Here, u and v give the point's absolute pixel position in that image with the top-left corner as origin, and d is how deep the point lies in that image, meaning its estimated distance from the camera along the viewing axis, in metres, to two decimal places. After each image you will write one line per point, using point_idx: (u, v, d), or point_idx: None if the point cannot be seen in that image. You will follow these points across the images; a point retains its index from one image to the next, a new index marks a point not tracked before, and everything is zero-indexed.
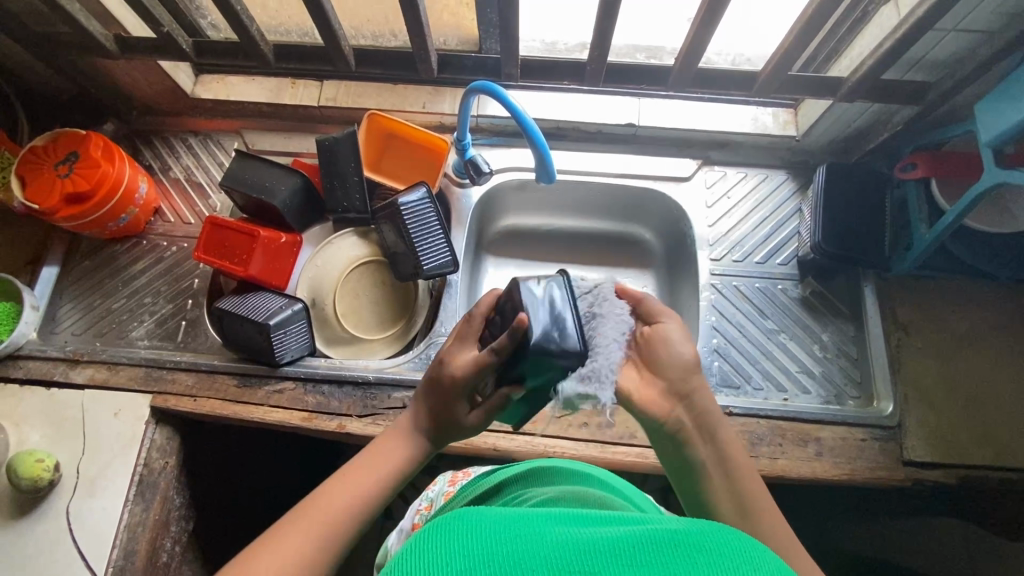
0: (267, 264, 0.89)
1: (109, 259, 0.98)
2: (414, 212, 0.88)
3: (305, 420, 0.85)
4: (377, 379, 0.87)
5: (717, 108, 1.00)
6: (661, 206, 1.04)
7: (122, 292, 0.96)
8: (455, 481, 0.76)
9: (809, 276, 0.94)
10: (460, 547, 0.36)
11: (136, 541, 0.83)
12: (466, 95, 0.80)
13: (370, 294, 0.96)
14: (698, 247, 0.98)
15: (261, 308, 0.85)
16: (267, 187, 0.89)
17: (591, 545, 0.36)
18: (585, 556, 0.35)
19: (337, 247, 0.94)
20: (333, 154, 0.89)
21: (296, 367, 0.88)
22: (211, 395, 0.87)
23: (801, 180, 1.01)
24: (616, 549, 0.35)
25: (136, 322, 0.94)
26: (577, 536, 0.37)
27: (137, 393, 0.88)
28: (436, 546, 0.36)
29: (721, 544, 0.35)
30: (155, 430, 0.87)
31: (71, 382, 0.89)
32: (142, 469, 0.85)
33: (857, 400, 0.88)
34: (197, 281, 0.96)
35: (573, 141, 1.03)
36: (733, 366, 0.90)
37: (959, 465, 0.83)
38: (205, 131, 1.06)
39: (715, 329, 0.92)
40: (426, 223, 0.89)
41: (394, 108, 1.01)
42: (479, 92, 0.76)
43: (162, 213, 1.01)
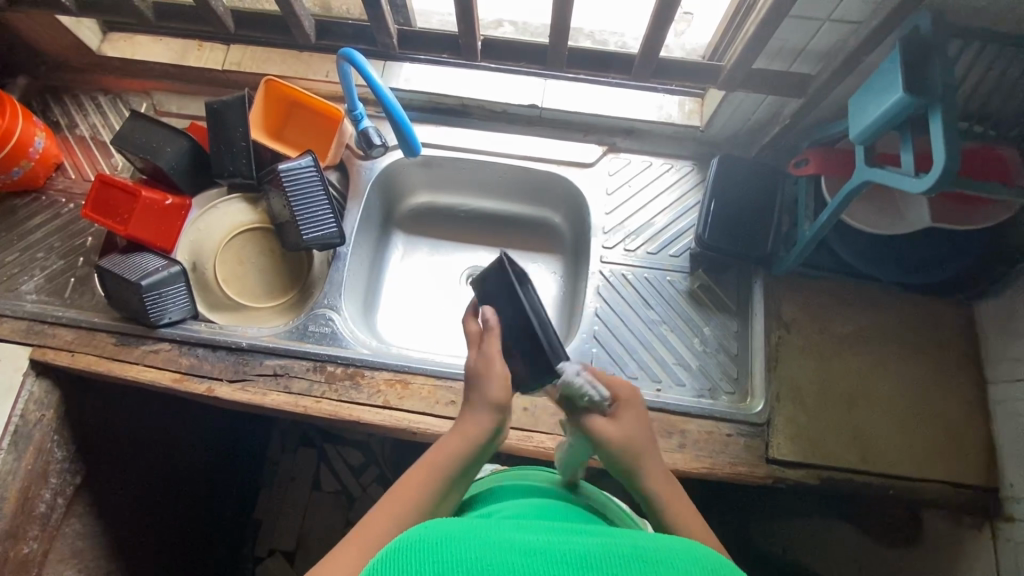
0: (151, 226, 0.89)
1: (7, 212, 0.98)
2: (296, 180, 0.88)
3: (177, 381, 0.86)
4: (251, 345, 0.87)
5: (622, 94, 0.98)
6: (565, 190, 1.03)
7: (15, 245, 0.96)
8: None
9: (699, 269, 0.93)
10: (430, 557, 0.37)
11: (6, 488, 0.85)
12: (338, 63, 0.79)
13: (257, 262, 0.96)
14: (593, 234, 0.96)
15: (138, 269, 0.85)
16: (154, 148, 0.89)
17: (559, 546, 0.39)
18: (547, 564, 0.37)
19: (226, 213, 0.94)
20: (221, 118, 0.89)
21: (175, 329, 0.89)
22: (89, 351, 0.88)
23: (704, 171, 0.99)
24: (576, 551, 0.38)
25: (26, 276, 0.94)
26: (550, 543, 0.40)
27: (17, 345, 0.89)
28: (410, 552, 0.38)
29: (681, 564, 0.37)
30: (33, 382, 0.89)
31: None
32: (18, 419, 0.87)
33: (730, 395, 0.87)
34: (90, 240, 0.97)
35: (479, 119, 1.02)
36: (611, 354, 0.89)
37: (822, 467, 0.82)
38: (115, 90, 1.05)
39: (597, 317, 0.91)
40: (309, 193, 0.89)
41: (297, 76, 1.00)
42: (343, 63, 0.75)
43: (64, 170, 1.01)
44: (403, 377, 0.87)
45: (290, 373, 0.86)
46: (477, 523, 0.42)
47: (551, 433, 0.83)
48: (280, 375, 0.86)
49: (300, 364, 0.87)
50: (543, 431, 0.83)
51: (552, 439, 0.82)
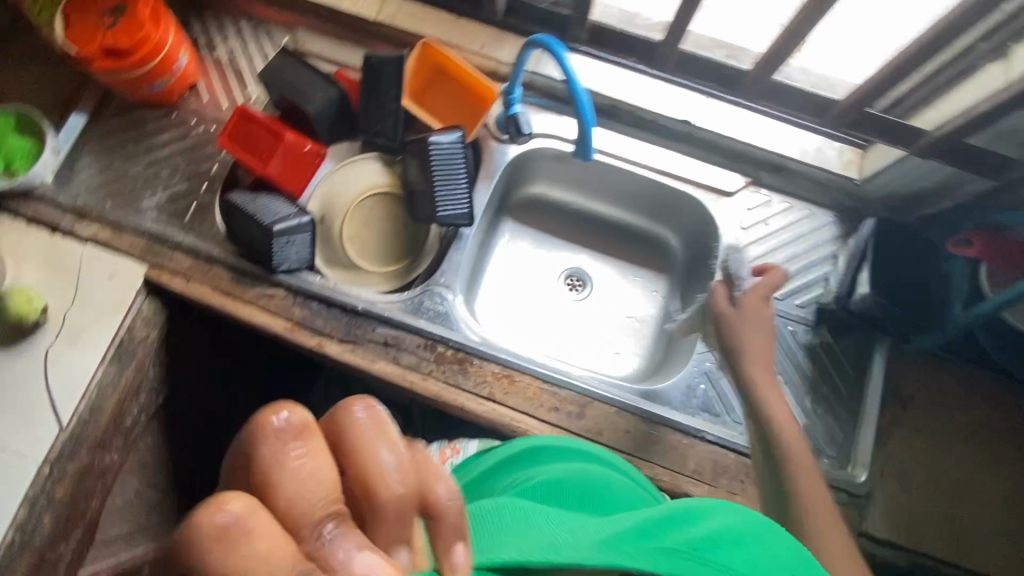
0: (287, 170, 0.87)
1: (136, 122, 0.97)
2: (440, 152, 0.86)
3: (288, 330, 0.85)
4: (366, 310, 0.87)
5: (781, 128, 0.94)
6: (695, 214, 0.99)
7: (141, 159, 0.95)
8: (444, 458, 0.84)
9: (823, 326, 0.90)
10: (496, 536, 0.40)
11: (104, 400, 0.86)
12: (525, 45, 0.75)
13: (380, 225, 0.93)
14: (721, 266, 0.94)
15: (270, 211, 0.84)
16: (303, 91, 0.86)
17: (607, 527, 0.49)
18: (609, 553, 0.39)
19: (360, 171, 0.91)
20: (377, 74, 0.86)
21: (292, 278, 0.88)
22: (204, 282, 0.87)
23: (847, 227, 0.94)
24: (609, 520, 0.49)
25: (149, 192, 0.93)
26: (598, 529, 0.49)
27: (134, 261, 0.89)
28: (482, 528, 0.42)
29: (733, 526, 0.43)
30: (143, 301, 0.89)
31: (76, 235, 0.90)
32: (124, 334, 0.87)
33: (831, 460, 0.86)
34: (215, 168, 0.95)
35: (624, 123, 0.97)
36: (719, 394, 0.88)
37: (914, 551, 0.81)
38: (259, 18, 1.02)
39: (710, 353, 0.89)
40: (450, 169, 0.86)
41: (451, 42, 0.96)
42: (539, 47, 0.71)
43: (197, 90, 0.99)
44: (511, 373, 0.86)
45: (401, 346, 0.86)
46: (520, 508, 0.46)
47: (650, 462, 0.82)
48: (390, 345, 0.86)
49: (412, 339, 0.86)
50: (643, 458, 0.82)
51: (651, 469, 0.81)
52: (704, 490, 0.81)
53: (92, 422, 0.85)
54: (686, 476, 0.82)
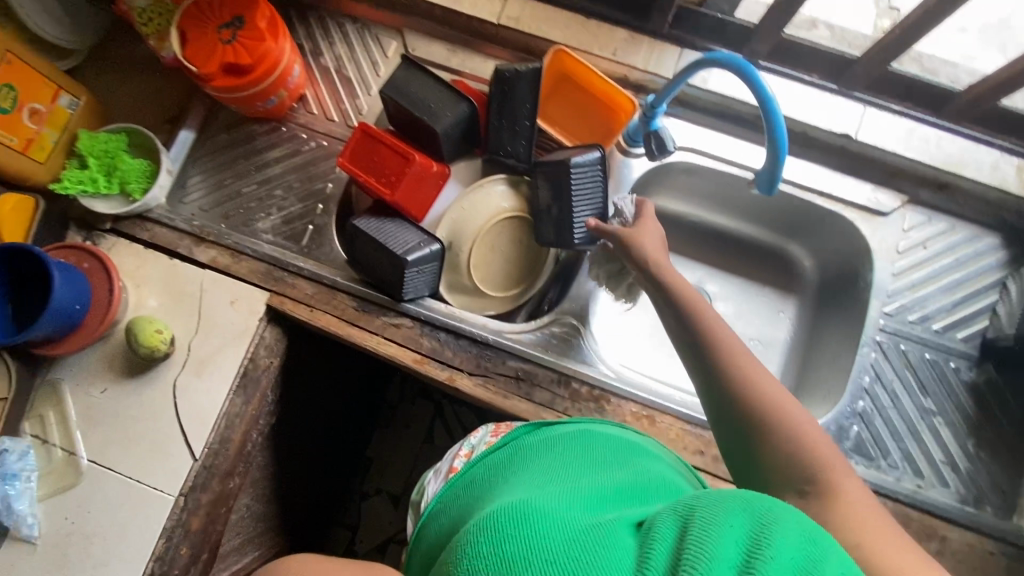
0: (413, 193, 0.83)
1: (245, 138, 0.92)
2: (582, 171, 0.79)
3: (417, 363, 0.82)
4: (496, 342, 0.83)
5: (947, 141, 0.86)
6: (840, 234, 0.90)
7: (254, 177, 0.91)
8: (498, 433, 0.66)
9: (989, 362, 0.83)
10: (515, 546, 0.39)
11: (232, 429, 0.84)
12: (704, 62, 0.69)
13: (506, 250, 0.88)
14: (874, 294, 0.86)
15: (400, 239, 0.80)
16: (432, 108, 0.80)
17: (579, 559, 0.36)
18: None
19: (487, 193, 0.86)
20: (511, 88, 0.80)
21: (418, 307, 0.84)
22: (328, 310, 0.84)
23: (1016, 250, 0.86)
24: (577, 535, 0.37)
25: (263, 214, 0.90)
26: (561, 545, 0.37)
27: (256, 287, 0.86)
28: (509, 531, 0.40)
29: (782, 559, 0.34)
30: (265, 329, 0.85)
31: (195, 260, 0.87)
32: (249, 363, 0.84)
33: (997, 509, 0.80)
34: (330, 186, 0.90)
35: None
36: (874, 436, 0.81)
37: None
38: (366, 21, 0.95)
39: (865, 392, 0.83)
40: (589, 188, 0.80)
41: (580, 47, 0.89)
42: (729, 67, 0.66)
43: (306, 102, 0.94)
44: (650, 411, 0.80)
45: (534, 380, 0.82)
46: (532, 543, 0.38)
47: None
48: (523, 380, 0.82)
49: (545, 373, 0.82)
50: None
51: None
52: None
53: (222, 453, 0.84)
54: None
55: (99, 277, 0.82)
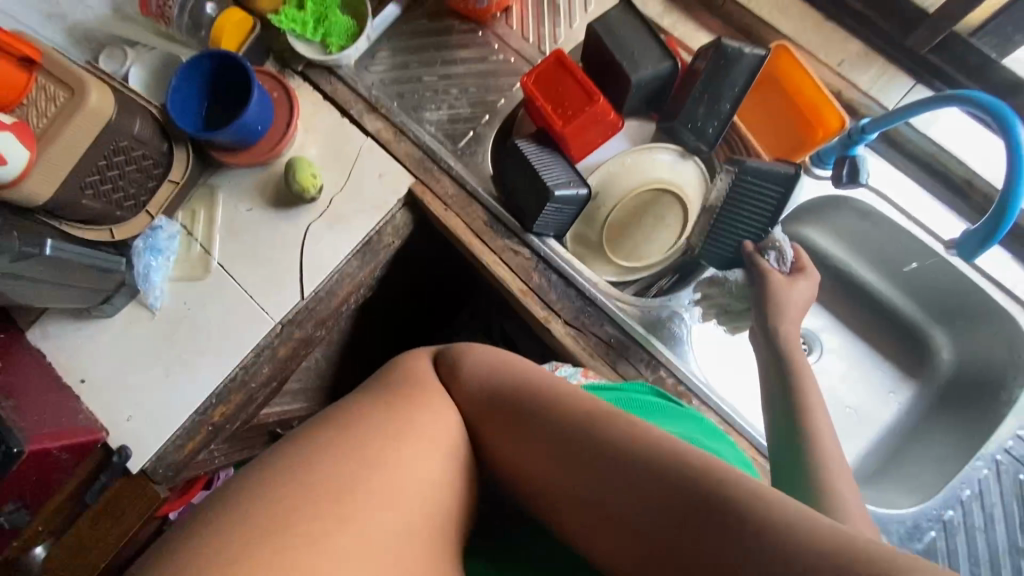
0: (580, 133, 0.83)
1: (443, 30, 0.95)
2: (764, 174, 0.77)
3: (522, 293, 0.84)
4: (602, 303, 0.83)
5: None
6: (1001, 338, 0.82)
7: (437, 69, 0.94)
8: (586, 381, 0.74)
9: None
10: None
11: (339, 286, 0.91)
12: (951, 98, 0.64)
13: (645, 221, 0.87)
14: (1013, 413, 0.78)
15: (552, 172, 0.81)
16: (634, 57, 0.79)
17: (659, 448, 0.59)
18: None
19: (652, 158, 0.85)
20: (726, 67, 0.76)
21: (541, 242, 0.85)
22: (460, 214, 0.87)
23: None
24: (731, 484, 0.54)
25: (433, 106, 0.93)
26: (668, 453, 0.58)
27: (404, 169, 0.90)
28: None
29: None
30: (399, 210, 0.90)
31: (361, 125, 0.92)
32: (375, 234, 0.90)
33: None
34: (502, 102, 0.92)
35: (968, 207, 0.81)
36: (950, 551, 0.75)
37: None
38: None
39: (959, 503, 0.76)
40: (766, 194, 0.78)
41: (804, 46, 0.83)
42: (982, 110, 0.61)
43: (509, 15, 0.95)
44: (726, 426, 0.79)
45: (624, 353, 0.82)
46: None
47: None
48: (613, 348, 0.82)
49: (638, 351, 0.82)
50: None
51: None
52: None
53: (324, 302, 0.91)
54: None
55: (282, 108, 0.90)
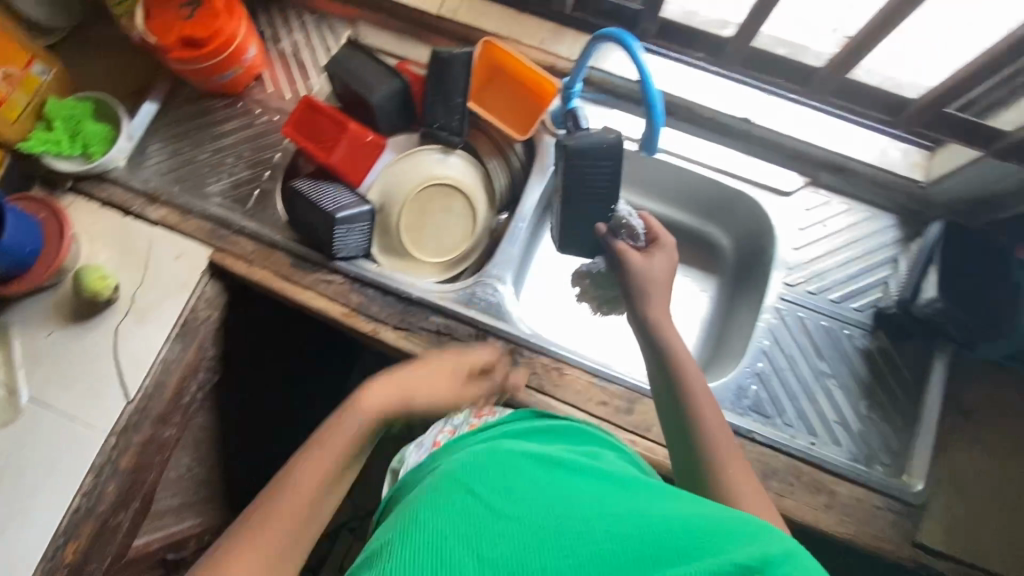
0: (347, 159, 0.90)
1: (204, 111, 1.00)
2: (589, 154, 0.84)
3: (346, 316, 0.87)
4: (420, 298, 0.88)
5: (843, 128, 0.92)
6: (750, 215, 0.98)
7: (209, 146, 0.99)
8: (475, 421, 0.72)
9: (881, 330, 0.89)
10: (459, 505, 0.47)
11: (167, 375, 0.89)
12: (593, 39, 0.76)
13: (436, 215, 0.95)
14: (775, 267, 0.92)
15: (332, 200, 0.86)
16: (367, 83, 0.88)
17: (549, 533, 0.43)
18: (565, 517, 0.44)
19: (420, 161, 0.94)
20: (445, 69, 0.88)
21: (350, 265, 0.90)
22: (265, 267, 0.90)
23: (908, 231, 0.92)
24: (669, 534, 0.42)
25: (214, 179, 0.97)
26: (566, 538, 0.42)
27: (200, 243, 0.92)
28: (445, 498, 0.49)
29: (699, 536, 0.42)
30: (207, 283, 0.92)
31: (146, 217, 0.94)
32: (189, 314, 0.90)
33: (886, 467, 0.84)
34: (277, 156, 0.98)
35: (682, 121, 0.96)
36: (770, 396, 0.87)
37: (971, 565, 0.79)
38: (321, 11, 1.04)
39: (763, 354, 0.89)
40: (600, 172, 0.85)
41: (510, 37, 0.97)
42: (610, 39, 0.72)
43: (262, 81, 1.02)
44: (560, 365, 0.86)
45: (453, 334, 0.87)
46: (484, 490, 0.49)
47: None
48: (443, 334, 0.87)
49: (465, 328, 0.87)
50: None
51: None
52: None
53: (156, 396, 0.88)
54: None
55: (52, 223, 0.89)
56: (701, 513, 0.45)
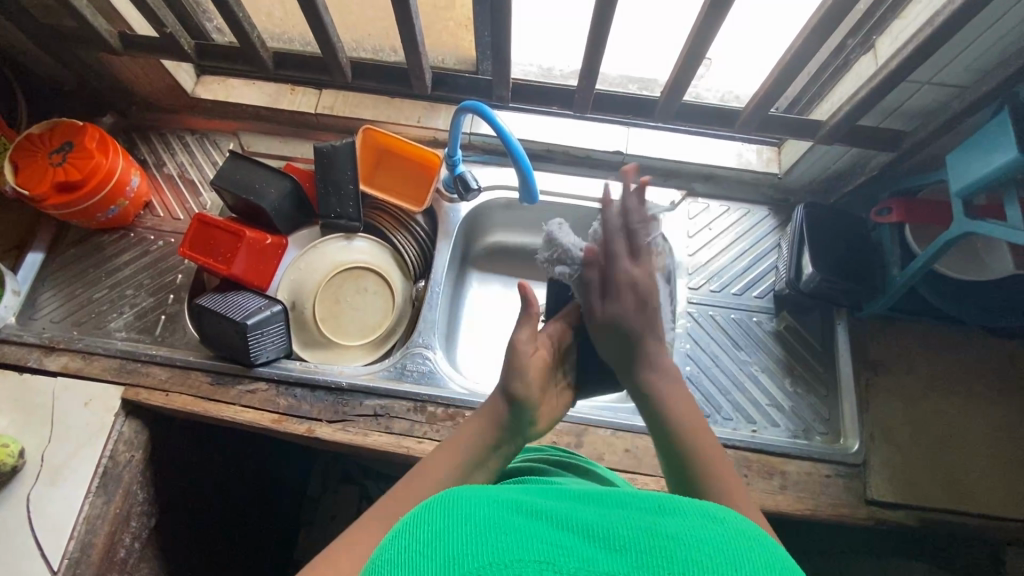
0: (251, 265, 0.90)
1: (95, 249, 0.98)
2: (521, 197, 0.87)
3: (276, 421, 0.85)
4: (350, 385, 0.87)
5: (702, 141, 1.03)
6: None
7: (105, 282, 0.96)
8: None
9: (783, 310, 0.96)
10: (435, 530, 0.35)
11: (94, 533, 0.82)
12: (456, 113, 0.84)
13: (350, 300, 0.97)
14: (677, 275, 1.00)
15: (240, 308, 0.85)
16: (257, 189, 0.90)
17: (539, 540, 0.34)
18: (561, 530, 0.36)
19: (324, 251, 0.96)
20: (330, 161, 0.92)
21: (271, 368, 0.89)
22: (184, 390, 0.87)
23: (781, 217, 1.02)
24: (673, 546, 0.34)
25: (115, 314, 0.94)
26: (554, 543, 0.34)
27: (109, 384, 0.88)
28: (432, 517, 0.36)
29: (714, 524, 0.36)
30: (123, 423, 0.87)
31: (45, 369, 0.89)
32: (107, 461, 0.84)
33: (824, 436, 0.89)
34: (180, 277, 0.97)
35: (562, 164, 1.04)
36: (705, 395, 0.91)
37: (920, 507, 0.83)
38: (202, 130, 1.07)
39: (688, 357, 0.94)
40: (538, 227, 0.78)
41: (388, 121, 1.03)
42: (469, 112, 0.81)
43: (152, 207, 1.02)
44: None
45: (391, 413, 0.86)
46: (485, 494, 0.39)
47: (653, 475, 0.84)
48: (381, 415, 0.86)
49: (401, 404, 0.87)
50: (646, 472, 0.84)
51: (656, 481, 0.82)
52: None
53: (84, 561, 0.81)
54: None
55: None
56: (695, 523, 0.36)
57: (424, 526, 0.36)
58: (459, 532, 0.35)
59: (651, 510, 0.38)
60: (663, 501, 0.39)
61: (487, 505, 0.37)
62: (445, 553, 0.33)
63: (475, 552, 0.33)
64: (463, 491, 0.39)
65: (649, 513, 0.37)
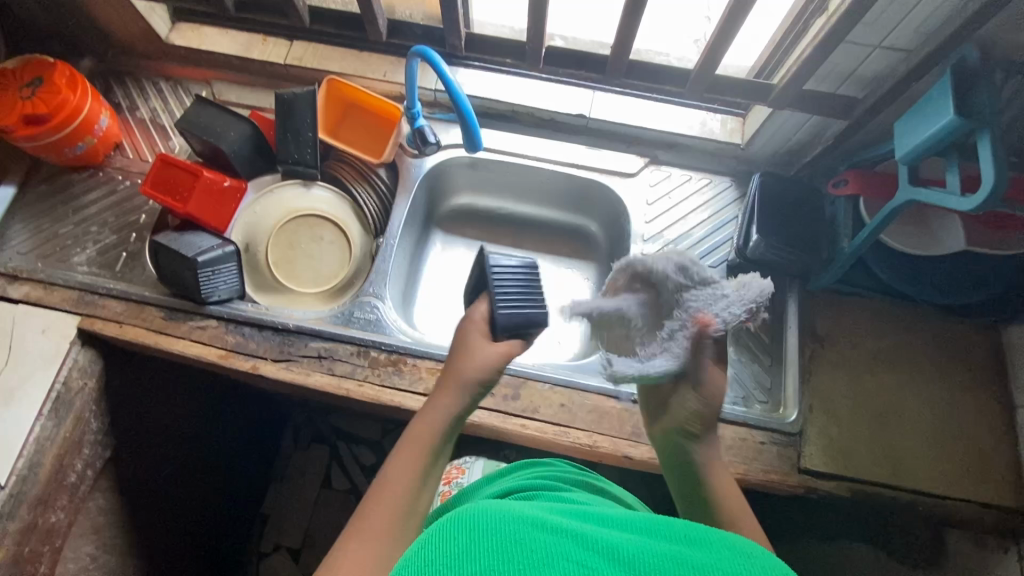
0: (209, 206, 0.92)
1: (65, 186, 1.01)
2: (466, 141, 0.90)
3: (223, 357, 0.87)
4: (297, 327, 0.89)
5: (667, 108, 1.03)
6: (607, 200, 1.05)
7: (71, 219, 0.99)
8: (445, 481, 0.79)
9: (735, 280, 0.96)
10: (473, 542, 0.41)
11: (43, 454, 0.86)
12: (408, 60, 0.85)
13: (305, 247, 0.99)
14: (633, 241, 1.00)
15: (193, 245, 0.87)
16: (217, 131, 0.92)
17: (565, 557, 0.40)
18: (586, 547, 0.41)
19: (281, 197, 0.99)
20: (289, 108, 0.93)
21: (223, 307, 0.91)
22: (137, 323, 0.90)
23: (742, 189, 1.02)
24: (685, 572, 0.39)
25: (79, 249, 0.97)
26: (578, 560, 0.40)
27: (66, 314, 0.91)
28: (470, 529, 0.43)
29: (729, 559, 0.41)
30: (79, 351, 0.90)
31: (8, 297, 0.92)
32: (61, 386, 0.88)
33: (764, 405, 0.88)
34: (144, 217, 0.99)
35: (526, 125, 1.05)
36: None
37: (852, 479, 0.83)
38: (176, 77, 1.09)
39: None
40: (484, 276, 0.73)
41: (356, 74, 1.04)
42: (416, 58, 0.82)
43: (123, 149, 1.04)
44: (445, 366, 0.88)
45: (334, 356, 0.88)
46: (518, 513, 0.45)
47: (587, 430, 0.85)
48: (324, 357, 0.88)
49: (345, 348, 0.89)
50: (580, 428, 0.85)
51: (589, 436, 0.83)
52: (643, 450, 0.82)
53: (31, 479, 0.84)
54: (625, 440, 0.84)
55: None
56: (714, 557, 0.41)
57: (459, 537, 0.42)
58: (492, 547, 0.41)
59: (677, 542, 0.43)
60: (688, 533, 0.44)
61: (523, 524, 0.43)
62: (479, 564, 0.40)
63: (508, 564, 0.39)
64: (497, 509, 0.45)
65: (675, 544, 0.43)
